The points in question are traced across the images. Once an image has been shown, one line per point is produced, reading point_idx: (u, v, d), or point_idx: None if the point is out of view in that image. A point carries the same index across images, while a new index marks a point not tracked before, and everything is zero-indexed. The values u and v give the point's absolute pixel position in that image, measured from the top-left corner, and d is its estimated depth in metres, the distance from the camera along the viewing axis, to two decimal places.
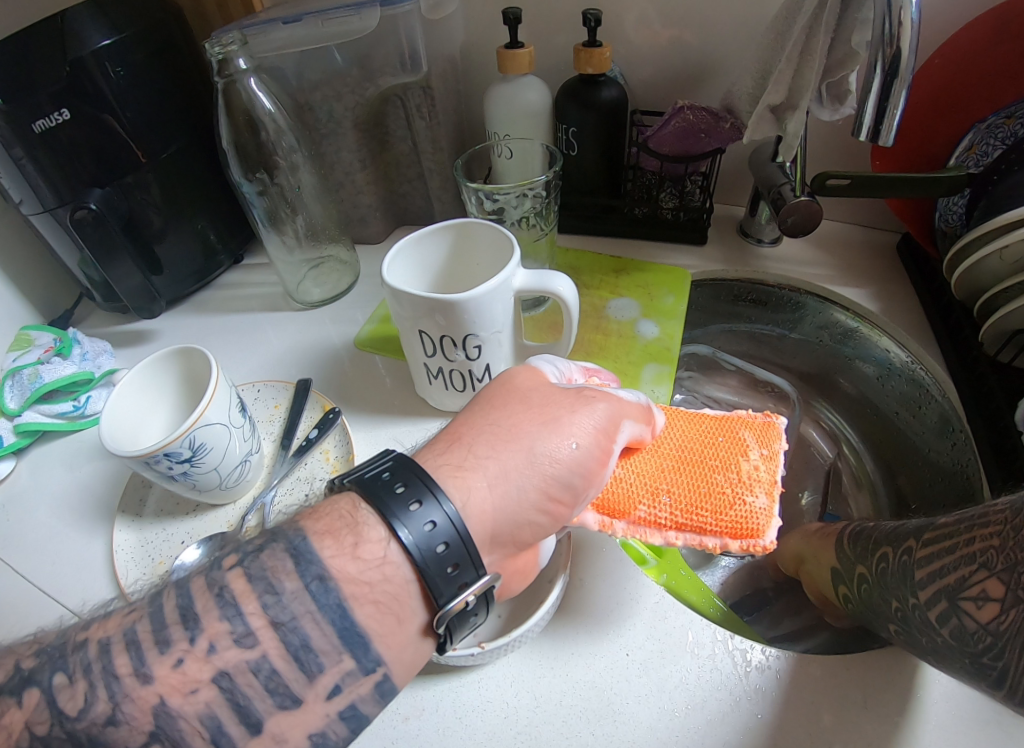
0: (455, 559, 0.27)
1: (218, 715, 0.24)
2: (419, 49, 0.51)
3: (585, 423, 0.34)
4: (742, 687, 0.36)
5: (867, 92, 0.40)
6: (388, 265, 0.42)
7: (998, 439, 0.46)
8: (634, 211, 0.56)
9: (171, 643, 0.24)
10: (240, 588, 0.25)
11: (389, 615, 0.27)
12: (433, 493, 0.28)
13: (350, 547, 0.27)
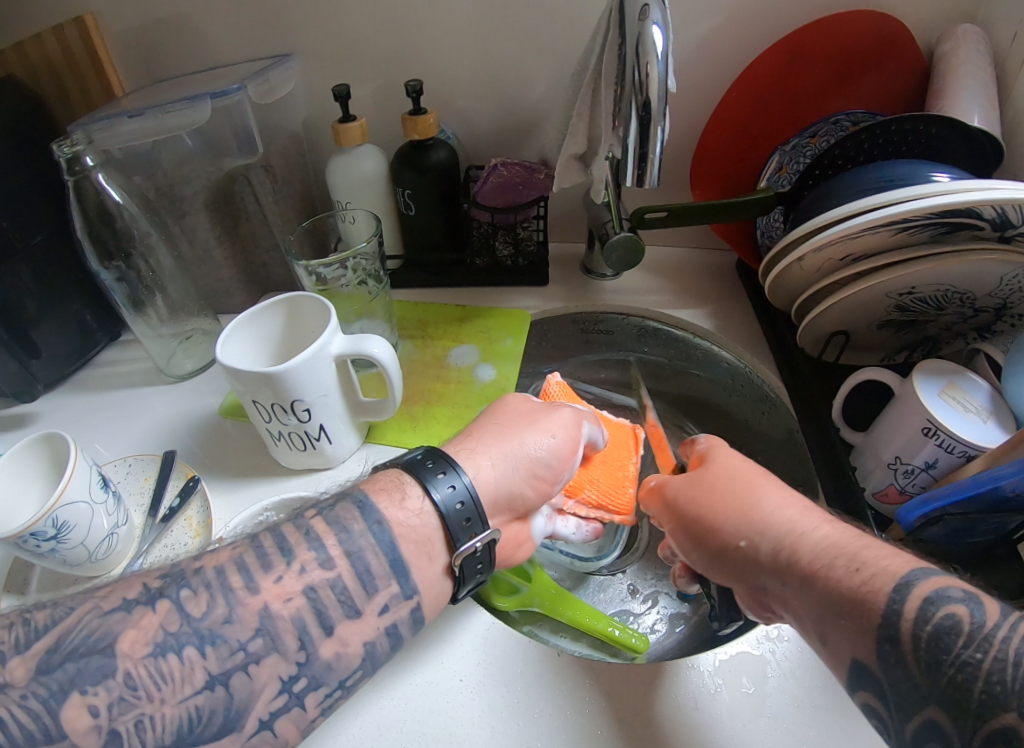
0: (472, 518, 0.37)
1: (304, 619, 0.32)
2: (252, 131, 0.56)
3: (558, 419, 0.44)
4: (567, 697, 0.40)
5: (627, 133, 0.42)
6: (222, 344, 0.46)
7: (823, 438, 0.52)
8: (477, 261, 0.60)
9: (273, 567, 0.33)
10: (321, 529, 0.35)
11: (423, 553, 0.36)
12: (456, 471, 0.38)
13: (398, 500, 0.37)
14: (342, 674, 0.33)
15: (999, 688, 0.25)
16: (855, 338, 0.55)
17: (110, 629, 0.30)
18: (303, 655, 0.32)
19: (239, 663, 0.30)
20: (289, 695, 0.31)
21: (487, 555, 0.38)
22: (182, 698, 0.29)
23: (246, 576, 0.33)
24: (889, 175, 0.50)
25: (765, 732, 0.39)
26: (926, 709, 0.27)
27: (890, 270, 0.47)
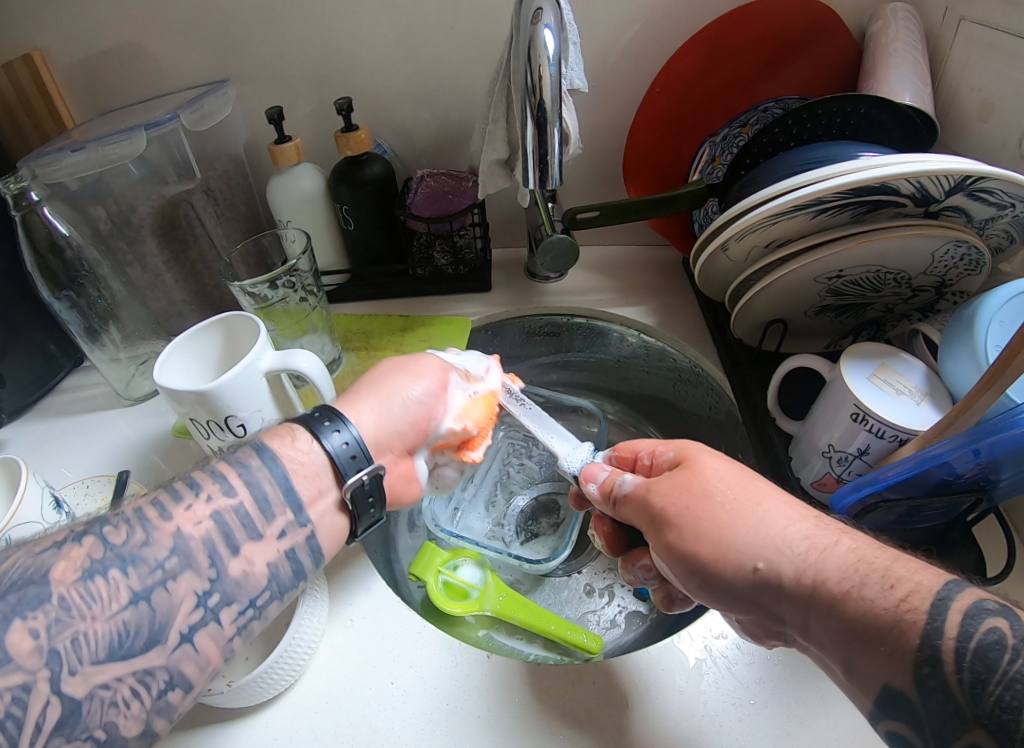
0: (362, 465, 0.36)
1: (214, 538, 0.31)
2: (190, 158, 0.60)
3: (425, 363, 0.43)
4: (499, 700, 0.39)
5: (527, 136, 0.44)
6: (160, 365, 0.47)
7: (761, 428, 0.52)
8: (417, 272, 0.61)
9: (183, 497, 0.32)
10: (224, 465, 0.34)
11: (312, 485, 0.35)
12: (344, 418, 0.37)
13: (290, 443, 0.36)
14: (253, 590, 0.32)
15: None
16: (793, 326, 0.55)
17: (43, 565, 0.27)
18: (215, 572, 0.31)
19: (159, 579, 0.29)
20: (205, 609, 0.30)
21: (361, 445, 0.36)
22: (111, 614, 0.27)
23: (161, 508, 0.31)
24: (813, 158, 0.50)
25: (698, 730, 0.38)
26: (969, 732, 0.25)
27: (816, 253, 0.47)
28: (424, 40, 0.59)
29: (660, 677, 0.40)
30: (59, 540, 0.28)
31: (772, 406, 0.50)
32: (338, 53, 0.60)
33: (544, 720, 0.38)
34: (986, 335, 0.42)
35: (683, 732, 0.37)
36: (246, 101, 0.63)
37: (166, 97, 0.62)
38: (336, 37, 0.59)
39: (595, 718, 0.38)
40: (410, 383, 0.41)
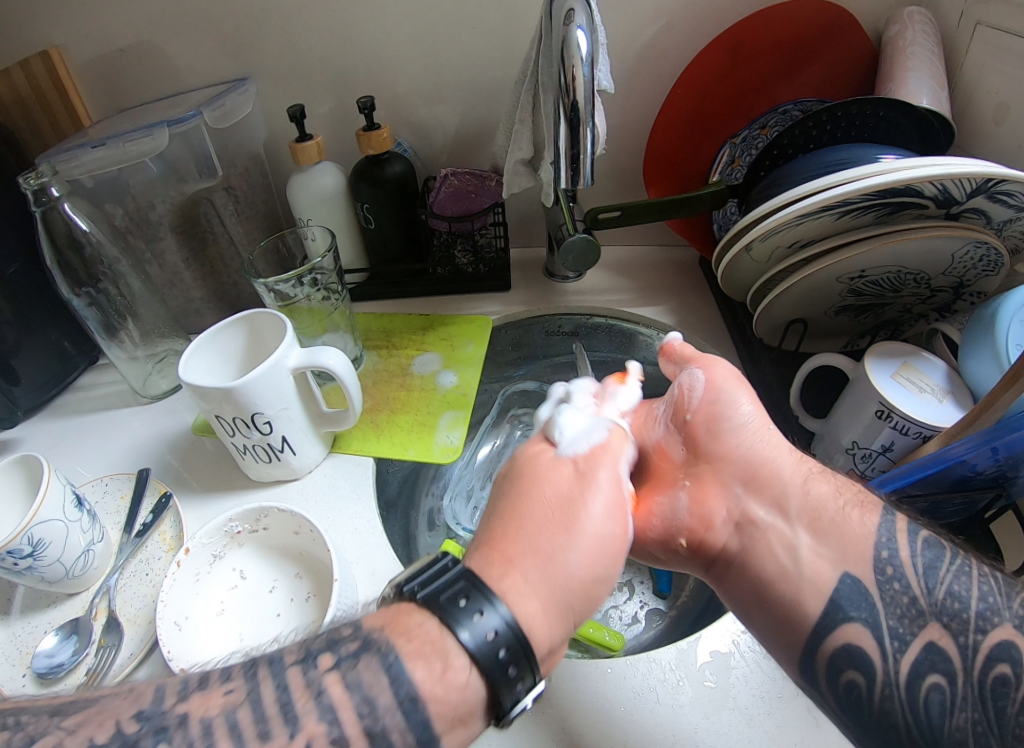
0: (515, 661, 0.28)
1: (299, 746, 0.27)
2: (212, 155, 0.59)
3: (601, 490, 0.37)
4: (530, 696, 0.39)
5: (559, 136, 0.44)
6: (185, 362, 0.47)
7: (782, 427, 0.52)
8: (438, 271, 0.61)
9: (274, 735, 0.25)
10: (333, 683, 0.27)
11: (456, 720, 0.28)
12: (489, 598, 0.29)
13: (439, 672, 0.28)
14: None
15: (991, 599, 0.34)
16: (813, 325, 0.56)
17: None
18: None
19: None
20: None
21: (516, 641, 0.29)
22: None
23: (244, 676, 0.28)
24: (836, 160, 0.51)
25: (728, 725, 0.37)
26: (928, 635, 0.34)
27: (840, 254, 0.48)
28: (446, 39, 0.59)
29: (689, 670, 0.40)
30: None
31: (795, 404, 0.51)
32: (360, 51, 0.60)
33: (575, 716, 0.38)
34: (1007, 333, 0.43)
35: (714, 729, 0.37)
36: (265, 99, 0.63)
37: (184, 95, 0.62)
38: (358, 36, 0.59)
39: (627, 712, 0.38)
40: (579, 538, 0.35)
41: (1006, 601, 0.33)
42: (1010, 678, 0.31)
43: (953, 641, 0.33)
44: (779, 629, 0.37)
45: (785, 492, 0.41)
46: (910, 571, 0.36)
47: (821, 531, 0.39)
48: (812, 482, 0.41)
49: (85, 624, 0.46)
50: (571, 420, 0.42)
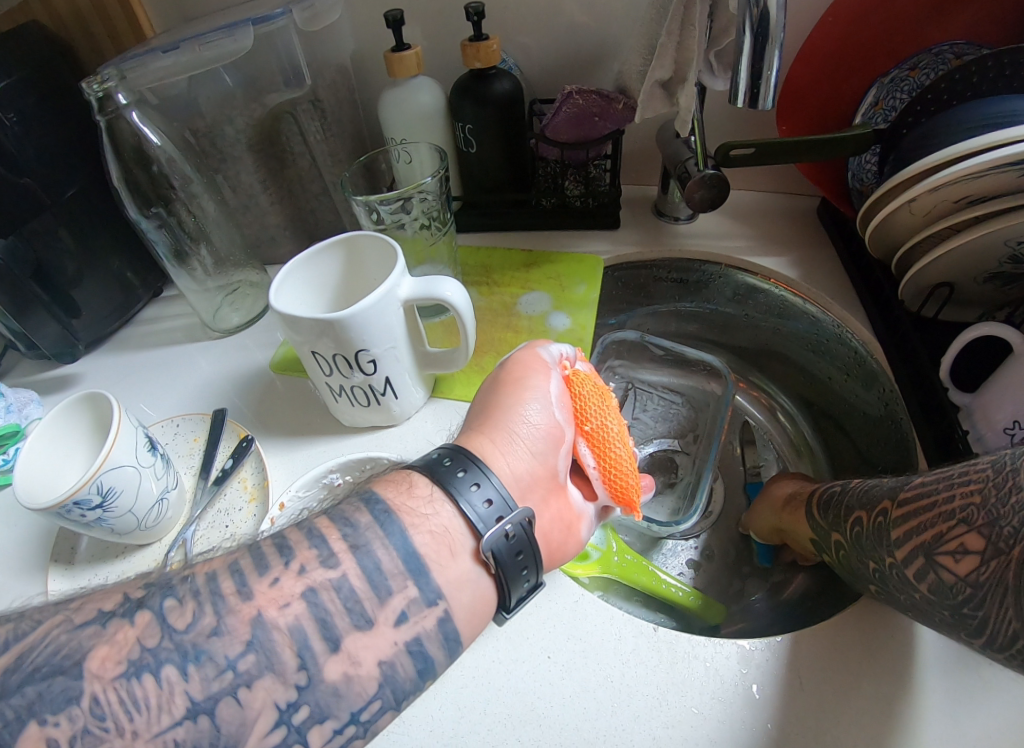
0: (495, 501, 0.32)
1: (304, 629, 0.27)
2: (300, 62, 0.52)
3: (537, 394, 0.38)
4: (666, 678, 0.38)
5: (739, 55, 0.39)
6: (276, 291, 0.41)
7: (924, 397, 0.48)
8: (542, 202, 0.56)
9: (268, 568, 0.28)
10: (325, 524, 0.31)
11: (443, 547, 0.31)
12: (480, 468, 0.33)
13: (406, 489, 0.32)
14: (352, 702, 0.27)
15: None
16: (958, 290, 0.51)
17: (80, 645, 0.24)
18: (304, 677, 0.26)
19: (230, 686, 0.24)
20: (287, 728, 0.25)
21: (527, 543, 0.32)
22: (159, 731, 0.23)
23: (241, 579, 0.28)
24: (1010, 110, 0.44)
25: (876, 716, 0.36)
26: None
27: (1011, 215, 0.42)
28: None
29: (827, 660, 0.38)
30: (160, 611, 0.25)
31: (944, 380, 0.46)
32: None
33: (718, 702, 0.37)
34: None
35: (861, 717, 0.36)
36: (354, 5, 0.55)
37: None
38: None
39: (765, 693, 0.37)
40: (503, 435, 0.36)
41: None
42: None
43: None
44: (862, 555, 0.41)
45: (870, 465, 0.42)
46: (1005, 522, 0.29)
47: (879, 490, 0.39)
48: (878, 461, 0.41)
49: None
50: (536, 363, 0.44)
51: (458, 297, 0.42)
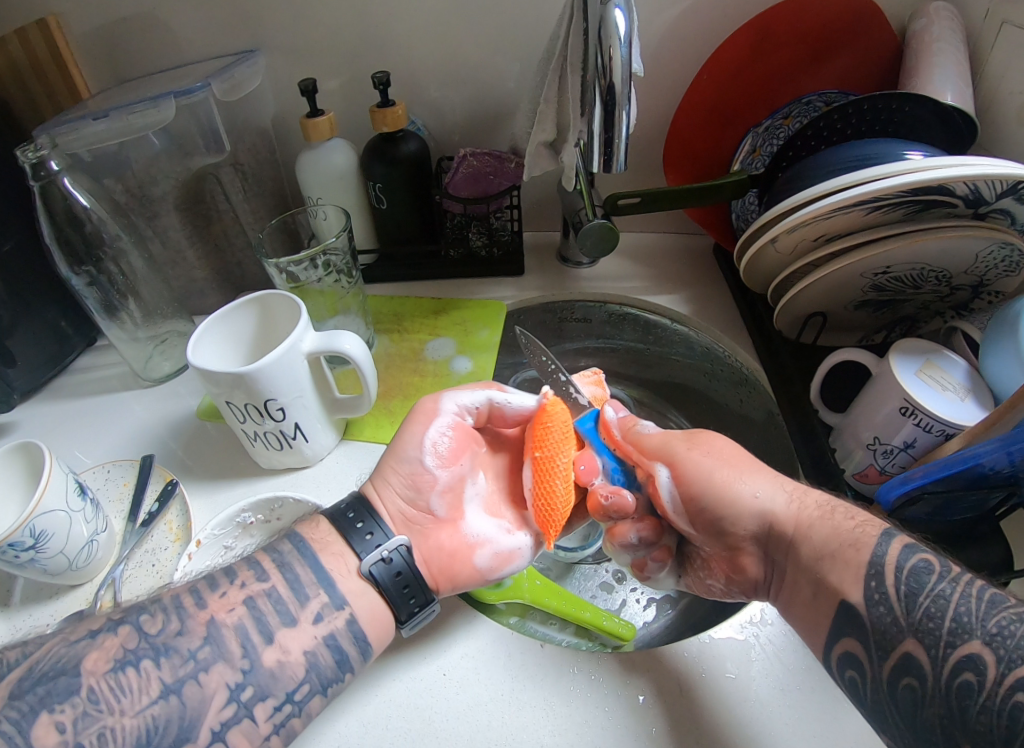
0: (358, 514, 0.40)
1: (245, 626, 0.34)
2: (219, 126, 0.56)
3: (437, 429, 0.44)
4: (556, 688, 0.39)
5: (593, 115, 0.43)
6: (193, 346, 0.45)
7: (801, 420, 0.52)
8: (450, 253, 0.61)
9: (218, 585, 0.35)
10: (258, 553, 0.38)
11: (340, 562, 0.38)
12: (373, 517, 0.40)
13: (315, 526, 0.40)
14: (288, 683, 0.34)
15: (965, 618, 0.30)
16: (832, 318, 0.55)
17: (75, 654, 0.31)
18: (247, 663, 0.33)
19: (190, 672, 0.32)
20: (237, 704, 0.32)
21: (409, 571, 0.38)
22: (140, 708, 0.30)
23: (196, 597, 0.35)
24: (861, 154, 0.49)
25: (751, 717, 0.38)
26: (903, 642, 0.31)
27: (863, 251, 0.47)
28: (464, 15, 0.56)
29: (710, 665, 0.40)
30: (92, 630, 0.32)
31: (815, 398, 0.51)
32: (369, 22, 0.57)
33: (602, 711, 0.38)
34: None
35: (738, 719, 0.38)
36: (273, 74, 0.60)
37: (188, 68, 0.58)
38: (371, 8, 0.56)
39: (649, 701, 0.39)
40: (396, 458, 0.43)
41: (979, 619, 0.30)
42: (974, 683, 0.28)
43: (923, 651, 0.30)
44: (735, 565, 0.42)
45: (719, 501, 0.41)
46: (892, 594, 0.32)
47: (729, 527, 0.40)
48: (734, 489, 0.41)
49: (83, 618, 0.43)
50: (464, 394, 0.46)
51: (355, 346, 0.46)
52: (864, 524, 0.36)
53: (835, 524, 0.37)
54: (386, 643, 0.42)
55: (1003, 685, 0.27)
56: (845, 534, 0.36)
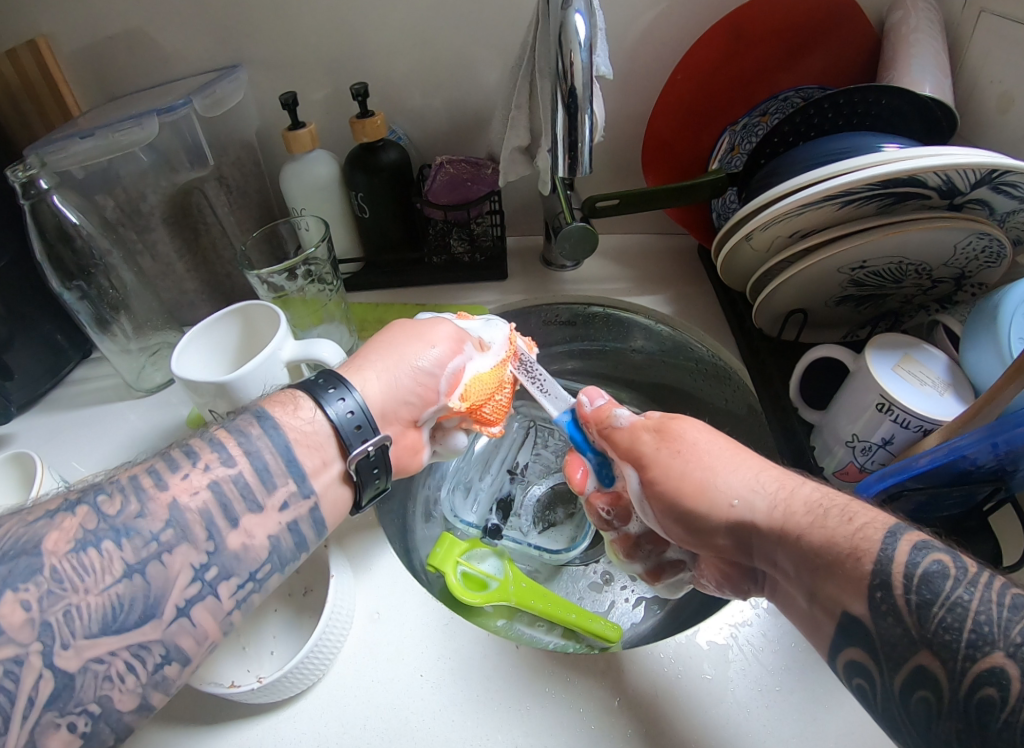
0: (361, 423, 0.37)
1: (211, 511, 0.31)
2: (202, 144, 0.58)
3: (442, 335, 0.44)
4: (532, 689, 0.40)
5: (557, 121, 0.43)
6: (175, 355, 0.46)
7: (782, 420, 0.52)
8: (433, 260, 0.62)
9: (179, 466, 0.32)
10: (223, 434, 0.35)
11: (315, 455, 0.36)
12: (348, 385, 0.38)
13: (292, 408, 0.36)
14: (251, 563, 0.32)
15: (986, 627, 0.25)
16: (814, 316, 0.55)
17: (36, 534, 0.28)
18: (212, 544, 0.31)
19: (154, 552, 0.29)
20: (201, 583, 0.30)
21: (382, 459, 0.38)
22: (104, 587, 0.28)
23: (157, 477, 0.32)
24: (836, 149, 0.48)
25: (727, 717, 0.38)
26: (917, 654, 0.27)
27: (838, 246, 0.46)
28: (440, 24, 0.57)
29: (687, 665, 0.40)
30: (52, 509, 0.29)
31: (796, 398, 0.50)
32: (347, 34, 0.58)
33: (577, 713, 0.39)
34: (1010, 326, 0.41)
35: (714, 720, 0.38)
36: (257, 89, 0.62)
37: (173, 84, 0.60)
38: (349, 20, 0.57)
39: (626, 704, 0.39)
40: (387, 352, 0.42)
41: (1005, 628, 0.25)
42: (997, 699, 0.24)
43: (940, 666, 0.26)
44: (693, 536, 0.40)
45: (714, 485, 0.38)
46: (907, 604, 0.28)
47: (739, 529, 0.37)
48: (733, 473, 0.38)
49: None
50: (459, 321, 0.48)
51: (333, 356, 0.46)
52: (865, 527, 0.31)
53: (828, 530, 0.32)
54: (368, 645, 0.43)
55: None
56: (841, 543, 0.31)
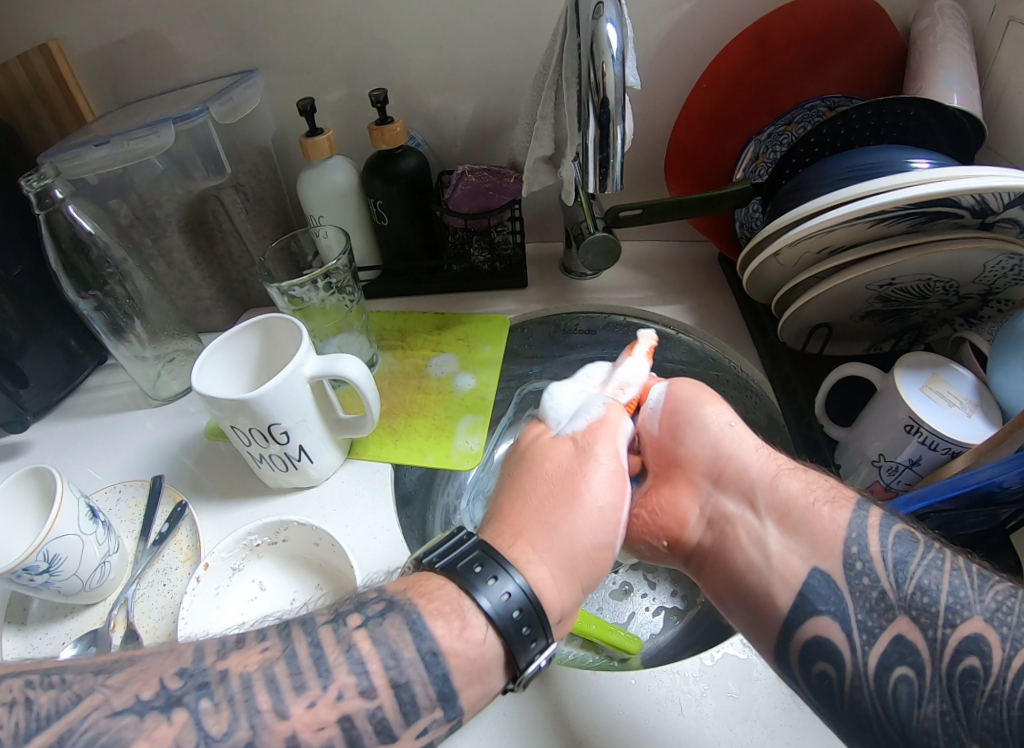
0: (528, 622, 0.31)
1: (335, 746, 0.27)
2: (219, 152, 0.56)
3: (603, 473, 0.39)
4: (552, 710, 0.39)
5: (588, 134, 0.42)
6: (198, 371, 0.45)
7: (805, 433, 0.51)
8: (453, 267, 0.62)
9: (308, 687, 0.27)
10: (366, 645, 0.29)
11: (473, 676, 0.30)
12: (508, 571, 0.32)
13: (459, 628, 0.30)
14: None
15: (961, 592, 0.31)
16: (838, 329, 0.54)
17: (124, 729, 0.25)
18: None
19: None
20: None
21: (532, 610, 0.31)
22: None
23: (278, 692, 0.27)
24: (866, 163, 0.47)
25: (751, 737, 0.37)
26: (896, 623, 0.32)
27: (868, 264, 0.46)
28: (460, 29, 0.56)
29: (712, 684, 0.40)
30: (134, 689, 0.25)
31: (820, 411, 0.50)
32: (366, 39, 0.56)
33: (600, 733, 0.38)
34: None
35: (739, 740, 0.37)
36: (274, 94, 0.60)
37: (188, 89, 0.59)
38: (367, 24, 0.55)
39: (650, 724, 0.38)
40: (580, 512, 0.38)
41: (977, 595, 0.31)
42: (979, 669, 0.29)
43: (918, 632, 0.31)
44: (750, 606, 0.36)
45: (752, 486, 0.39)
46: (879, 565, 0.33)
47: (789, 524, 0.37)
48: (782, 476, 0.39)
49: (100, 638, 0.44)
50: (565, 394, 0.45)
51: (356, 375, 0.46)
52: (833, 496, 0.38)
53: (811, 498, 0.38)
54: None
55: (1011, 669, 0.28)
56: (816, 502, 0.38)
